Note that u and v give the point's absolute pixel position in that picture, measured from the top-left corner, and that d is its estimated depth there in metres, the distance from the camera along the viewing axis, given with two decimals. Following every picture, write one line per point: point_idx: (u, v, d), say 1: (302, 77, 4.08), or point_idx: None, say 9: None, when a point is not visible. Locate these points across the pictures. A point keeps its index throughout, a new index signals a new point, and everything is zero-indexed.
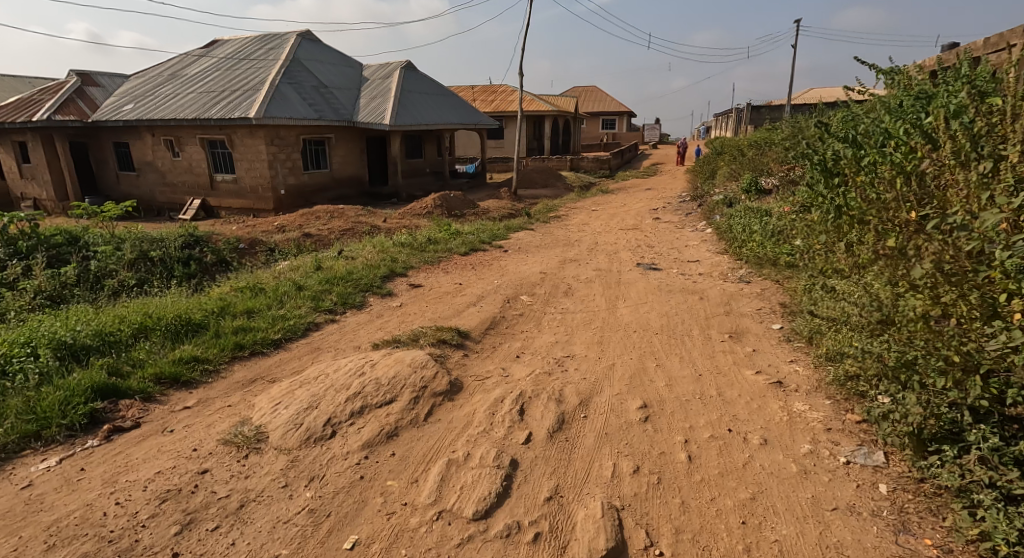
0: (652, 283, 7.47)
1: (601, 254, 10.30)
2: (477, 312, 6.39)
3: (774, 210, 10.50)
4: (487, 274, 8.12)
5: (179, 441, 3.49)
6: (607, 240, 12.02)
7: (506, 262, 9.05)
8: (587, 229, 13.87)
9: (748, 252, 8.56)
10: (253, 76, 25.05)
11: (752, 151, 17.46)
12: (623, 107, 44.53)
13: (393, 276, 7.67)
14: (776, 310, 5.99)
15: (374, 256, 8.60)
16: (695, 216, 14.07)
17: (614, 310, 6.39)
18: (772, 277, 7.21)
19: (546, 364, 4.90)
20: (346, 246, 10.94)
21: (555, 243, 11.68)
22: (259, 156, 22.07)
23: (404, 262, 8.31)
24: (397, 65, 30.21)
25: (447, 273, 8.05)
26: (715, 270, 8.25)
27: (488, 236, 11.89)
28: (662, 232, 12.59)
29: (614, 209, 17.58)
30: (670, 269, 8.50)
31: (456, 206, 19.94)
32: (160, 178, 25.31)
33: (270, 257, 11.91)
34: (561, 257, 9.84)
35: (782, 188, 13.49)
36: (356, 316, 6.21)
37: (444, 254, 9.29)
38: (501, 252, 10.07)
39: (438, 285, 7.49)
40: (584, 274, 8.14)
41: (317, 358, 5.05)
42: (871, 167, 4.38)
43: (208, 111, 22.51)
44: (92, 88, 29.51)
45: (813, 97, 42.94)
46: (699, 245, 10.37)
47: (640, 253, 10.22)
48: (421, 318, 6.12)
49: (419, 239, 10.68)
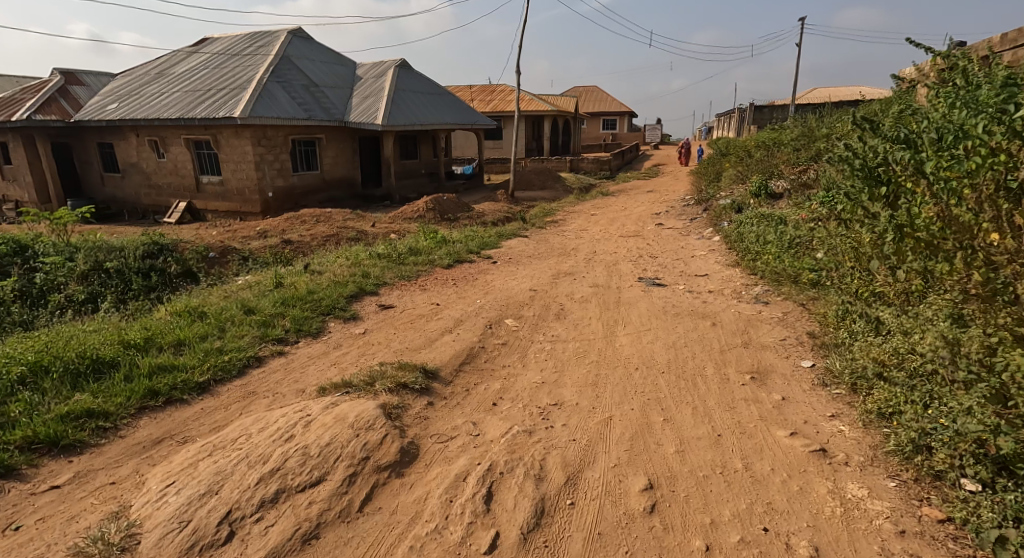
0: (657, 304, 6.57)
1: (599, 265, 9.40)
2: (454, 342, 5.47)
3: (792, 218, 9.56)
4: (470, 292, 7.21)
5: (20, 547, 2.68)
6: (606, 249, 11.12)
7: (493, 277, 8.17)
8: (585, 235, 12.99)
9: (765, 266, 7.65)
10: (241, 74, 24.11)
11: (760, 152, 16.54)
12: (624, 107, 43.62)
13: (362, 294, 6.77)
14: (803, 341, 5.08)
15: (344, 270, 7.70)
16: (701, 222, 13.18)
17: (614, 340, 5.47)
18: (796, 298, 6.30)
19: (527, 416, 4.00)
20: (321, 256, 10.07)
21: (549, 252, 10.79)
22: (245, 158, 21.13)
23: (378, 278, 7.41)
24: (390, 63, 29.27)
25: (424, 291, 7.16)
26: (727, 287, 7.33)
27: (477, 245, 11.02)
28: (665, 240, 11.70)
29: (614, 213, 16.69)
30: (676, 285, 7.61)
31: (449, 210, 19.06)
32: (144, 180, 24.44)
33: (241, 267, 11.04)
34: (555, 269, 8.95)
35: (794, 192, 12.59)
36: (310, 346, 5.30)
37: (424, 267, 8.39)
38: (488, 264, 9.18)
39: (413, 305, 6.58)
40: (579, 291, 7.23)
41: (249, 405, 4.13)
42: (945, 176, 3.50)
43: (193, 111, 21.60)
44: (77, 87, 28.71)
45: (818, 97, 41.97)
46: (708, 256, 9.47)
47: (641, 264, 9.32)
48: (385, 350, 5.21)
49: (399, 249, 9.78)
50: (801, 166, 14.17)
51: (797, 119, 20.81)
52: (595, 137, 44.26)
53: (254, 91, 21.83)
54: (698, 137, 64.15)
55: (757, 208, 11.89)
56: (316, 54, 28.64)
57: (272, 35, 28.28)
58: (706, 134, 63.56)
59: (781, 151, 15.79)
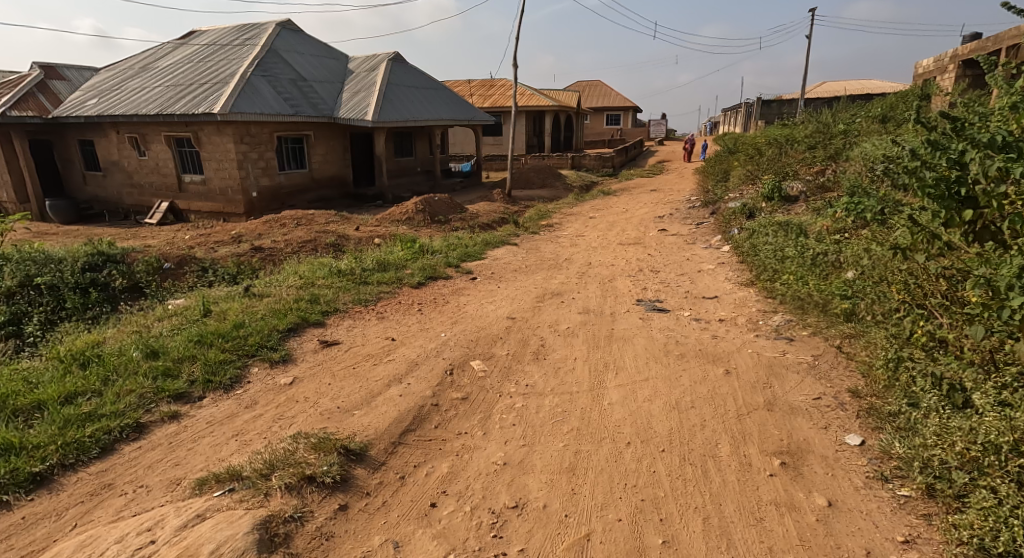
0: (659, 341, 5.43)
1: (592, 283, 8.26)
2: (402, 400, 4.33)
3: (813, 228, 8.41)
4: (437, 322, 6.06)
5: None
6: (602, 260, 10.01)
7: (469, 299, 7.10)
8: (581, 243, 11.91)
9: (786, 288, 6.48)
10: (224, 68, 22.97)
11: (772, 151, 15.34)
12: (627, 101, 42.35)
13: (305, 328, 5.65)
14: (845, 403, 3.92)
15: (293, 292, 6.60)
16: (708, 228, 12.04)
17: (601, 397, 4.31)
18: (827, 334, 5.13)
19: (473, 531, 2.94)
20: (283, 271, 9.03)
21: (539, 265, 9.67)
22: (227, 156, 20.00)
23: (329, 303, 6.30)
24: (383, 57, 28.08)
25: (380, 320, 6.04)
26: (744, 316, 6.16)
27: (459, 256, 9.94)
28: (668, 249, 10.58)
29: (613, 216, 15.55)
30: (681, 311, 6.51)
31: (440, 211, 17.91)
32: (126, 179, 23.40)
33: (199, 281, 9.99)
34: (542, 288, 7.81)
35: (811, 196, 11.46)
36: (217, 406, 4.17)
37: (390, 287, 7.31)
38: (466, 281, 8.10)
39: (362, 341, 5.45)
40: (564, 321, 6.10)
41: (93, 509, 3.03)
42: None
43: (173, 107, 20.47)
44: (57, 82, 27.75)
45: (829, 92, 40.71)
46: (717, 272, 8.32)
47: (641, 280, 8.23)
48: (310, 413, 4.08)
49: (368, 263, 8.73)
50: (818, 167, 13.02)
51: (808, 115, 19.64)
52: (598, 133, 42.96)
53: (236, 85, 20.68)
54: (703, 133, 62.92)
55: (772, 214, 10.74)
56: (305, 47, 27.47)
57: (261, 27, 27.15)
58: (712, 130, 62.31)
59: (795, 150, 14.61)
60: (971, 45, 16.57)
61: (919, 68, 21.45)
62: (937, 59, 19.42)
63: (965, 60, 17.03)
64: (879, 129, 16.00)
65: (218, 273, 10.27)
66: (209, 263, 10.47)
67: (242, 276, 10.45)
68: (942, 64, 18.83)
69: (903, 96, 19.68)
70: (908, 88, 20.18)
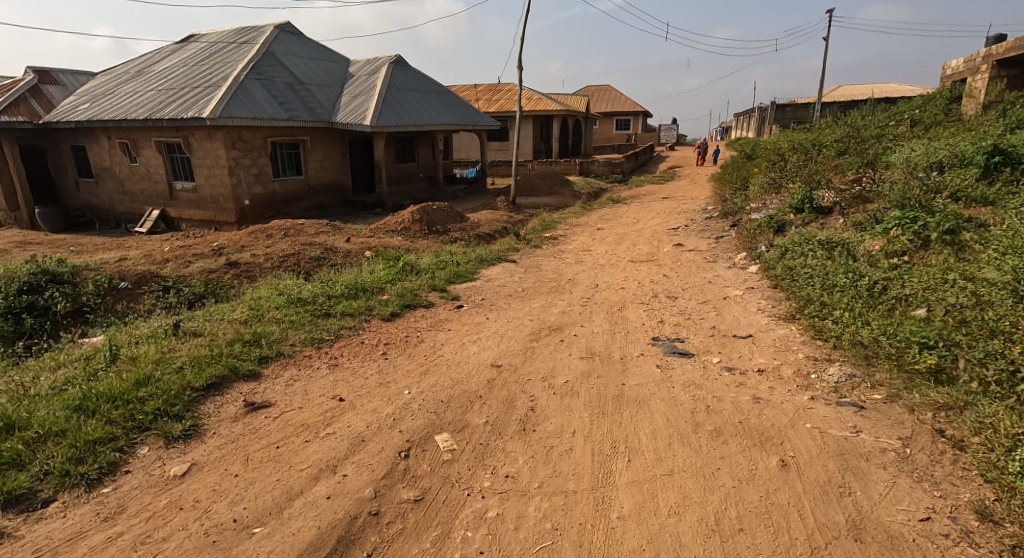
0: (682, 406, 4.16)
1: (602, 313, 7.01)
2: (329, 506, 3.09)
3: (857, 247, 7.14)
4: (402, 374, 4.83)
5: None
6: (611, 282, 8.78)
7: (450, 336, 5.92)
8: (587, 260, 10.72)
9: (842, 328, 5.22)
10: (218, 71, 22.04)
11: (797, 159, 14.04)
12: (638, 106, 41.09)
13: (232, 382, 4.43)
14: (970, 535, 2.73)
15: (233, 329, 5.39)
16: (730, 244, 10.78)
17: (608, 505, 3.12)
18: (912, 404, 3.90)
19: None
20: (247, 295, 7.90)
21: (539, 289, 8.44)
22: (218, 162, 18.92)
23: (271, 346, 5.09)
24: (384, 60, 27.07)
25: (332, 370, 4.81)
26: (790, 367, 4.89)
27: (447, 278, 8.75)
28: (686, 268, 9.37)
29: (623, 228, 14.33)
30: (711, 356, 5.27)
31: (439, 220, 16.74)
32: (118, 187, 22.46)
33: (158, 303, 8.87)
34: (538, 321, 6.58)
35: (846, 209, 10.18)
36: (64, 518, 2.94)
37: (357, 320, 6.14)
38: (452, 311, 6.91)
39: (300, 403, 4.22)
40: (562, 373, 4.86)
41: None
42: None
43: (162, 112, 19.49)
44: (51, 86, 27.05)
45: (843, 96, 39.18)
46: (749, 301, 7.07)
47: (657, 310, 7.02)
48: (191, 534, 2.86)
49: (341, 286, 7.58)
50: (852, 175, 11.69)
51: (832, 119, 18.30)
52: (608, 139, 41.77)
53: (229, 88, 19.68)
54: (715, 139, 61.52)
55: (803, 230, 9.51)
56: (304, 49, 26.51)
57: (260, 30, 26.26)
58: (723, 135, 60.94)
59: (825, 157, 13.26)
60: (1008, 43, 15.14)
61: (948, 69, 20.03)
62: (967, 59, 18.01)
63: (1001, 60, 15.60)
64: (913, 132, 14.61)
65: (181, 293, 9.13)
66: (174, 282, 9.35)
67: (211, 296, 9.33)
68: (973, 65, 17.36)
69: (931, 100, 18.29)
70: (937, 90, 18.76)
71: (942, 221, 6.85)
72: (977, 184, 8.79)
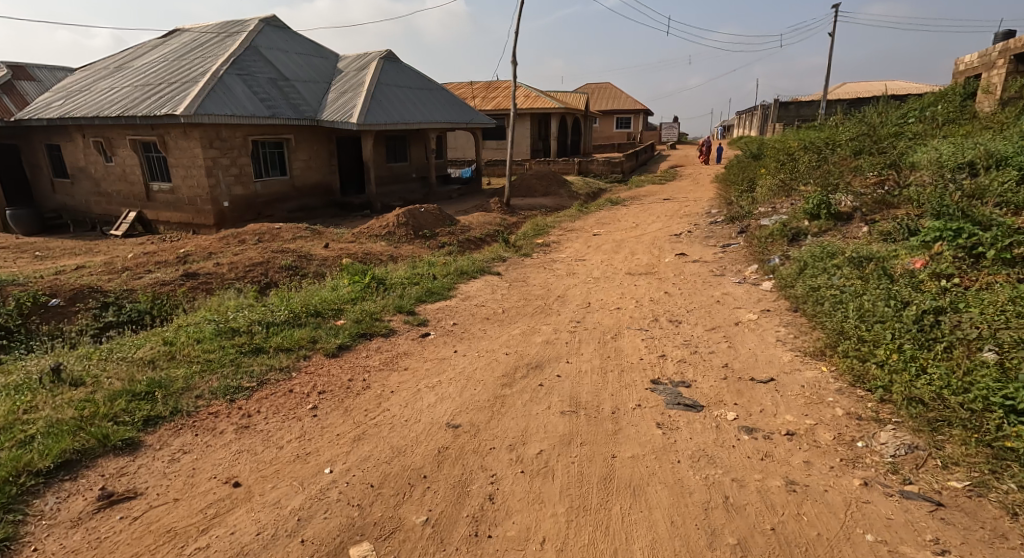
0: (691, 499, 3.09)
1: (594, 344, 5.93)
2: None
3: (892, 264, 6.05)
4: (327, 441, 3.73)
5: None
6: (605, 302, 7.70)
7: (406, 378, 4.84)
8: (581, 272, 9.69)
9: (891, 373, 4.12)
10: (197, 66, 20.90)
11: (808, 161, 12.96)
12: (638, 104, 40.01)
13: (95, 459, 3.36)
14: None
15: (128, 377, 4.28)
16: (738, 255, 9.73)
17: None
18: (1014, 504, 2.88)
19: None
20: (189, 316, 6.84)
21: (522, 309, 7.37)
22: (195, 162, 17.78)
23: (168, 401, 4.00)
24: (374, 55, 25.95)
25: (236, 438, 3.71)
26: (826, 429, 3.79)
27: (417, 295, 7.68)
28: (691, 284, 8.34)
29: (620, 233, 13.32)
30: (736, 411, 4.16)
31: (426, 224, 15.63)
32: (94, 187, 21.31)
33: (94, 324, 7.79)
34: (515, 355, 5.52)
35: (867, 218, 9.13)
36: None
37: (295, 358, 5.05)
38: (416, 341, 5.84)
39: (178, 495, 3.15)
40: (534, 438, 3.79)
41: None
42: None
43: (136, 109, 18.37)
44: (26, 83, 26.04)
45: (845, 94, 37.96)
46: (766, 329, 5.99)
47: (663, 340, 5.95)
48: None
49: (294, 309, 6.50)
50: (873, 177, 10.58)
51: (841, 117, 17.23)
52: (607, 137, 40.74)
53: (206, 83, 18.52)
54: (716, 137, 60.49)
55: (820, 241, 8.47)
56: (290, 44, 25.36)
57: (243, 24, 25.18)
58: (726, 133, 59.91)
59: (839, 158, 12.19)
60: None
61: (960, 64, 18.94)
62: (981, 54, 16.96)
63: None
64: (932, 130, 13.49)
65: (121, 311, 8.08)
66: (116, 298, 8.27)
67: (157, 314, 8.26)
68: (988, 59, 16.28)
69: (943, 98, 17.03)
70: (949, 86, 17.63)
71: (995, 235, 5.76)
72: (1020, 188, 7.73)
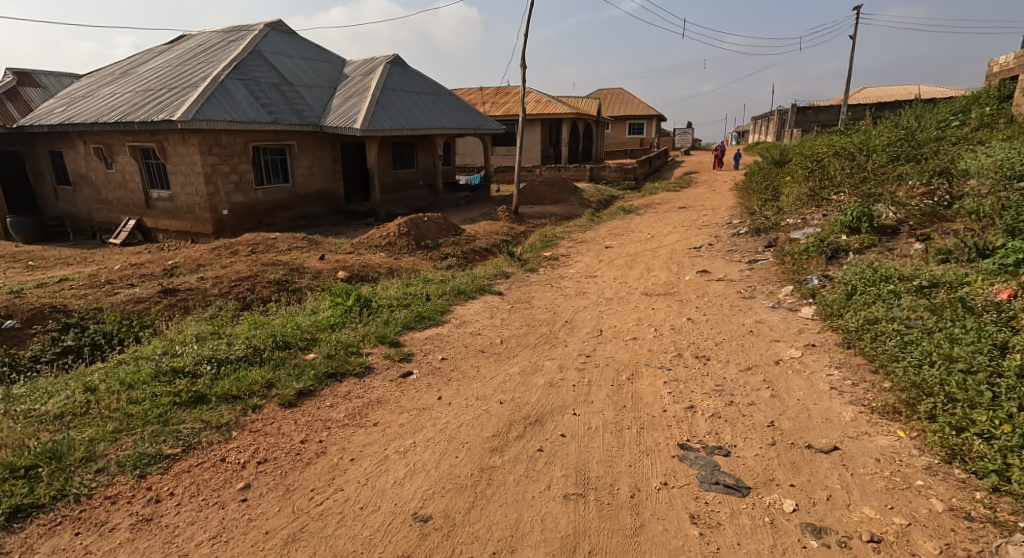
0: None
1: (607, 388, 4.97)
2: None
3: (970, 296, 5.04)
4: (254, 546, 2.84)
5: None
6: (619, 329, 6.71)
7: (373, 439, 3.93)
8: (592, 290, 8.74)
9: (1005, 450, 3.15)
10: (198, 71, 20.26)
11: (839, 168, 11.88)
12: (651, 109, 38.96)
13: None
14: None
15: (16, 446, 3.39)
16: (768, 273, 8.72)
17: None
18: None
19: None
20: (147, 344, 5.95)
21: (524, 339, 6.40)
22: (193, 169, 17.02)
23: (53, 482, 3.12)
24: (381, 60, 25.24)
25: (136, 539, 2.84)
26: (925, 535, 2.90)
27: (405, 321, 6.76)
28: (717, 307, 7.34)
29: (635, 246, 12.34)
30: (802, 502, 3.18)
31: (429, 234, 14.73)
32: (95, 195, 20.69)
33: (52, 350, 6.92)
34: (511, 404, 4.55)
35: (915, 235, 8.09)
36: None
37: (241, 410, 4.13)
38: (396, 385, 4.91)
39: None
40: (526, 546, 2.91)
41: None
42: None
43: (135, 114, 17.71)
44: (30, 88, 25.62)
45: (863, 99, 36.72)
46: (814, 373, 4.99)
47: (694, 383, 4.96)
48: None
49: (261, 339, 5.59)
50: (919, 187, 9.50)
51: (869, 121, 16.11)
52: (619, 143, 39.74)
53: (205, 87, 17.82)
54: (730, 142, 59.25)
55: (865, 260, 7.45)
56: (296, 49, 24.73)
57: (249, 29, 24.60)
58: (741, 139, 58.65)
59: (875, 165, 11.11)
60: None
61: (994, 65, 17.69)
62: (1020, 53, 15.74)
63: None
64: (972, 135, 12.39)
65: (83, 334, 7.17)
66: (82, 318, 7.42)
67: (125, 336, 7.38)
68: None
69: (976, 101, 15.86)
70: (984, 89, 16.45)
71: None
72: None
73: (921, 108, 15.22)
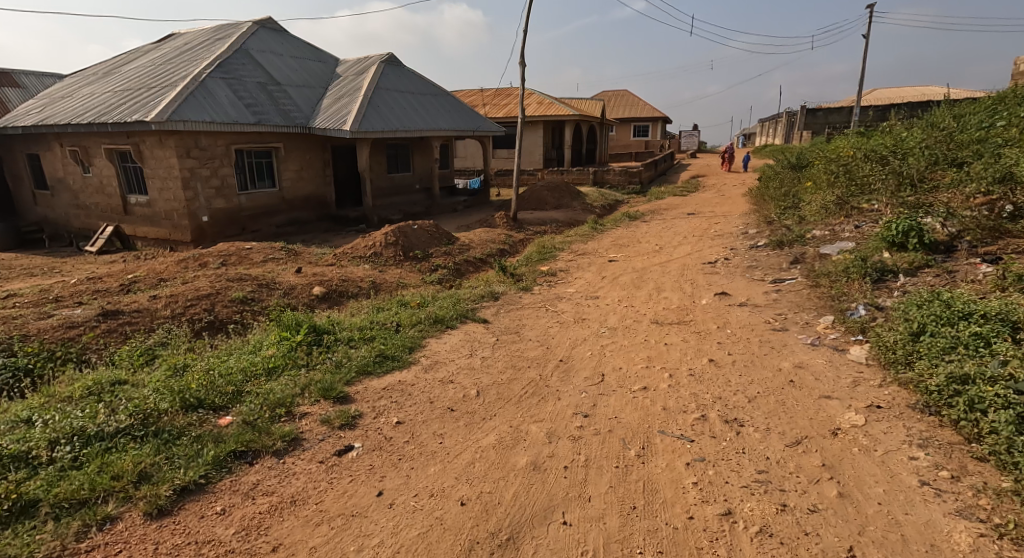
0: None
1: (610, 473, 3.66)
2: None
3: None
4: None
5: None
6: (625, 374, 5.42)
7: None
8: (595, 316, 7.48)
9: None
10: (179, 69, 19.01)
11: (871, 172, 10.56)
12: (657, 110, 37.68)
13: None
14: None
15: None
16: (799, 296, 7.44)
17: None
18: None
19: None
20: (35, 396, 4.68)
21: (509, 389, 5.08)
22: (170, 172, 15.72)
23: None
24: (374, 59, 23.98)
25: None
26: None
27: (363, 363, 5.45)
28: (749, 343, 6.05)
29: (643, 259, 11.11)
30: None
31: (419, 243, 13.43)
32: (72, 200, 19.46)
33: None
34: (480, 508, 3.30)
35: (982, 254, 6.79)
36: None
37: (59, 533, 2.94)
38: (330, 469, 3.64)
39: None
40: None
41: None
42: None
43: (108, 115, 16.46)
44: (10, 89, 24.48)
45: (875, 100, 35.37)
46: (891, 454, 3.69)
47: (733, 467, 3.66)
48: None
49: (167, 395, 4.29)
50: (974, 196, 8.21)
51: (893, 122, 14.83)
52: (624, 145, 38.52)
53: (184, 85, 16.55)
54: (735, 144, 57.95)
55: (925, 286, 6.16)
56: (286, 46, 23.49)
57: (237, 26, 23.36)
58: (747, 141, 57.31)
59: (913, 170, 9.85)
60: None
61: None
62: None
63: None
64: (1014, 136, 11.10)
65: None
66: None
67: (39, 375, 6.12)
68: None
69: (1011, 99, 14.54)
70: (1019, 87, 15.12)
71: None
72: None
73: (953, 107, 13.90)
